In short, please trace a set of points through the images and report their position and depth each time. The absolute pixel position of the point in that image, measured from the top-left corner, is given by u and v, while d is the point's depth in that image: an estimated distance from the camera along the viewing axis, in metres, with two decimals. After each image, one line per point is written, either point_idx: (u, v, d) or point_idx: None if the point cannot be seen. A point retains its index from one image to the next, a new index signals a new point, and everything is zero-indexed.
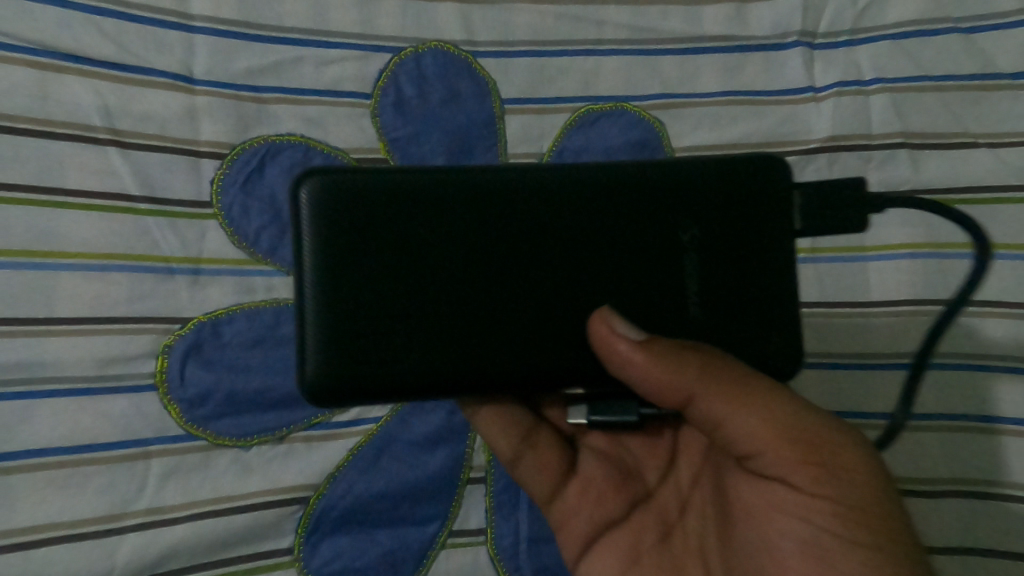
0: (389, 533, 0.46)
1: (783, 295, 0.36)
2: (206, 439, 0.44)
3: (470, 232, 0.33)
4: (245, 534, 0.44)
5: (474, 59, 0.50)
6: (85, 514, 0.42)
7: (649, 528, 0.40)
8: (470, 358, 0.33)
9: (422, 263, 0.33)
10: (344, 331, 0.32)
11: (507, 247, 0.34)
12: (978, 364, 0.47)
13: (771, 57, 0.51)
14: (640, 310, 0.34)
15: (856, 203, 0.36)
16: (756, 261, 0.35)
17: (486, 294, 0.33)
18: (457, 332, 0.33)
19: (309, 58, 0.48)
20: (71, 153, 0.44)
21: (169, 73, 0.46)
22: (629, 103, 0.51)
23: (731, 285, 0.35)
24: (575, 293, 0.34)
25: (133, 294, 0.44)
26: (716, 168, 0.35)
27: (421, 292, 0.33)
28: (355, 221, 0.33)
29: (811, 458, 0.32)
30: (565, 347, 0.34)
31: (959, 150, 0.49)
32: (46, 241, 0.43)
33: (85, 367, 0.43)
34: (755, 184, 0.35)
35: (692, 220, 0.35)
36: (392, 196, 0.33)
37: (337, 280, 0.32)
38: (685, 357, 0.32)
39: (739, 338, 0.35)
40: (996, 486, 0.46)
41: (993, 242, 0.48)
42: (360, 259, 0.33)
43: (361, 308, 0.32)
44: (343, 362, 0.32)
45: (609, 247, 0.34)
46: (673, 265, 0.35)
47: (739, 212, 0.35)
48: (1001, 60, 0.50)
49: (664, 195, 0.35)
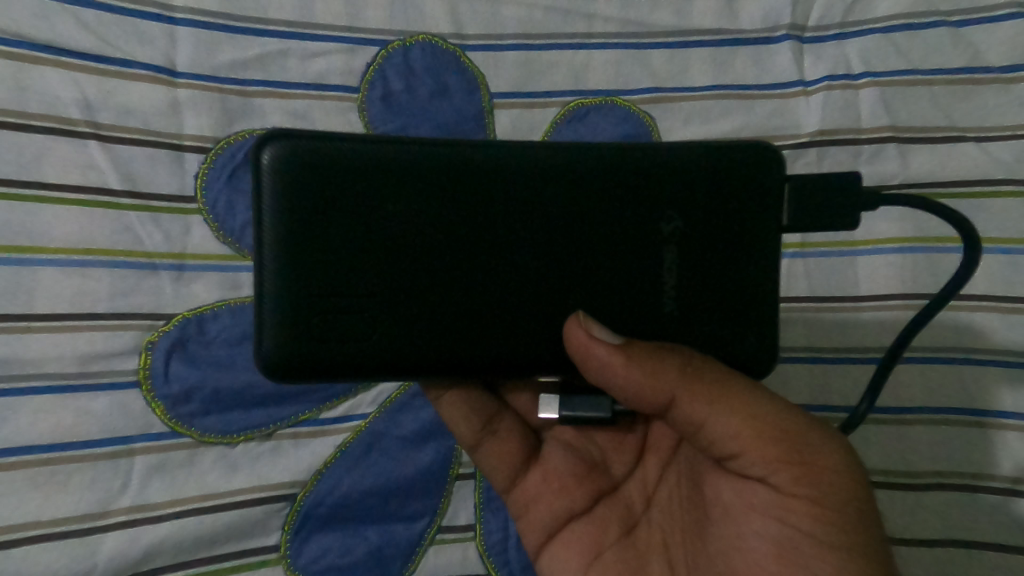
0: (377, 530, 0.46)
1: (765, 289, 0.34)
2: (191, 435, 0.44)
3: (431, 214, 0.32)
4: (231, 532, 0.43)
5: (463, 52, 0.50)
6: (68, 512, 0.41)
7: (612, 525, 0.40)
8: (430, 343, 0.32)
9: (381, 245, 0.32)
10: (300, 310, 0.32)
11: (479, 230, 0.32)
12: (967, 357, 0.47)
13: (762, 51, 0.51)
14: (606, 297, 0.33)
15: (846, 196, 0.34)
16: (736, 253, 0.34)
17: (445, 278, 0.32)
18: (423, 318, 0.32)
19: (294, 51, 0.48)
20: (51, 147, 0.43)
21: (151, 65, 0.45)
22: (618, 96, 0.50)
23: (716, 281, 0.34)
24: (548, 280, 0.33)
25: (115, 290, 0.43)
26: (696, 152, 0.34)
27: (378, 277, 0.32)
28: (321, 192, 0.31)
29: (788, 460, 0.32)
30: (528, 332, 0.33)
31: (948, 144, 0.49)
32: (26, 236, 0.42)
33: (66, 363, 0.42)
34: (742, 172, 0.34)
35: (666, 205, 0.33)
36: (351, 172, 0.32)
37: (292, 256, 0.31)
38: (663, 358, 0.32)
39: (722, 337, 0.34)
40: (986, 478, 0.46)
41: (981, 235, 0.48)
42: (326, 234, 0.31)
43: (323, 287, 0.32)
44: (299, 341, 0.32)
45: (586, 233, 0.33)
46: (650, 253, 0.33)
47: (729, 202, 0.34)
48: (991, 53, 0.49)
49: (637, 177, 0.33)
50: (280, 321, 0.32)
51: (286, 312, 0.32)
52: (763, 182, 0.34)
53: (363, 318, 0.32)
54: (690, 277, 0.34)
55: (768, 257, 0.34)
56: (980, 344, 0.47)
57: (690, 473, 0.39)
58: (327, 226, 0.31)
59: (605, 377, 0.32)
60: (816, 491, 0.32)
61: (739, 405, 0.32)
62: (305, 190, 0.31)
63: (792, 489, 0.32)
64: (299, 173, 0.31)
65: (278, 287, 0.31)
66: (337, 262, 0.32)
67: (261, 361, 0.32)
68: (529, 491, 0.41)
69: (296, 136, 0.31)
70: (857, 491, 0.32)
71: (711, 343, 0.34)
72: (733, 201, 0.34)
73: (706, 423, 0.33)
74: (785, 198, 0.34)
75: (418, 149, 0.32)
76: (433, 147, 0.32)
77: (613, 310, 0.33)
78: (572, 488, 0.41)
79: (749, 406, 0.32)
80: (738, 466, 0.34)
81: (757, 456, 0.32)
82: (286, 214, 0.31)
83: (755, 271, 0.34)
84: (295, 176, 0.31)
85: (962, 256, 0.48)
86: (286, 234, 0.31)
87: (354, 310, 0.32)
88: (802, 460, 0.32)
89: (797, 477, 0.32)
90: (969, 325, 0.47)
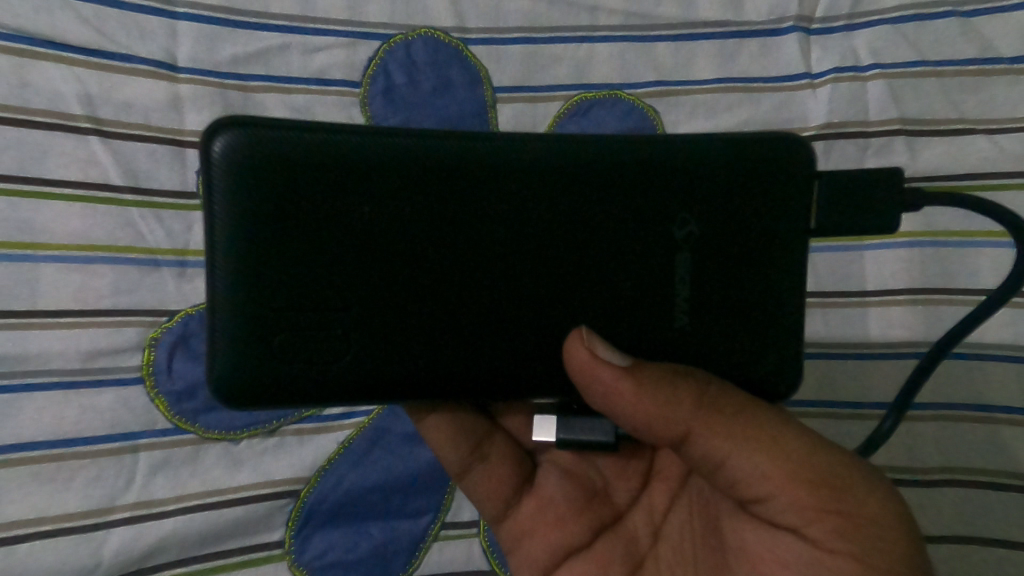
0: (381, 526, 0.46)
1: (752, 290, 0.33)
2: (195, 431, 0.44)
3: (402, 215, 0.31)
4: (235, 527, 0.43)
5: (465, 47, 0.49)
6: (73, 508, 0.41)
7: (617, 557, 0.39)
8: (398, 350, 0.32)
9: (347, 248, 0.31)
10: (264, 316, 0.31)
11: (455, 235, 0.32)
12: (975, 352, 0.47)
13: (768, 42, 0.50)
14: (583, 297, 0.33)
15: (869, 199, 0.34)
16: (721, 251, 0.33)
17: (415, 281, 0.31)
18: (397, 325, 0.32)
19: (295, 45, 0.47)
20: (53, 143, 0.43)
21: (152, 60, 0.45)
22: (622, 90, 0.50)
23: (721, 281, 0.33)
24: (536, 284, 0.32)
25: (118, 286, 0.43)
26: (676, 146, 0.33)
27: (345, 281, 0.31)
28: (282, 190, 0.30)
29: (817, 504, 0.31)
30: (502, 336, 0.32)
31: (958, 137, 0.48)
32: (29, 232, 0.42)
33: (69, 359, 0.42)
34: (725, 167, 0.33)
35: (643, 203, 0.33)
36: (316, 168, 0.30)
37: (254, 256, 0.30)
38: (679, 387, 0.31)
39: (725, 340, 0.34)
40: (997, 474, 0.46)
41: (990, 229, 0.47)
42: (292, 239, 0.30)
43: (284, 294, 0.31)
44: (263, 350, 0.31)
45: (571, 234, 0.32)
46: (628, 252, 0.33)
47: (735, 199, 0.33)
48: (1003, 44, 0.48)
49: (614, 174, 0.33)
50: (235, 331, 0.31)
51: (240, 324, 0.31)
52: (749, 177, 0.33)
53: (334, 332, 0.31)
54: (692, 279, 0.33)
55: (754, 257, 0.33)
56: (988, 339, 0.47)
57: (703, 504, 0.38)
58: (290, 228, 0.30)
59: (613, 403, 0.32)
60: (852, 545, 0.31)
61: (764, 443, 0.31)
62: (262, 186, 0.30)
63: (827, 542, 0.31)
64: (257, 165, 0.30)
65: (231, 296, 0.30)
66: (306, 268, 0.31)
67: (218, 375, 0.31)
68: (523, 522, 0.41)
69: (256, 127, 0.30)
70: (896, 543, 0.31)
71: (696, 346, 0.33)
72: (740, 198, 0.33)
73: (728, 461, 0.32)
74: (771, 192, 0.33)
75: (397, 145, 0.31)
76: (411, 142, 0.31)
77: (592, 311, 0.33)
78: (574, 514, 0.40)
79: (771, 442, 0.31)
80: (764, 509, 0.33)
81: (787, 502, 0.32)
82: (243, 213, 0.30)
83: (763, 272, 0.33)
84: (250, 166, 0.30)
85: (970, 249, 0.47)
86: (241, 235, 0.30)
87: (323, 324, 0.31)
88: (835, 508, 0.31)
89: (831, 528, 0.31)
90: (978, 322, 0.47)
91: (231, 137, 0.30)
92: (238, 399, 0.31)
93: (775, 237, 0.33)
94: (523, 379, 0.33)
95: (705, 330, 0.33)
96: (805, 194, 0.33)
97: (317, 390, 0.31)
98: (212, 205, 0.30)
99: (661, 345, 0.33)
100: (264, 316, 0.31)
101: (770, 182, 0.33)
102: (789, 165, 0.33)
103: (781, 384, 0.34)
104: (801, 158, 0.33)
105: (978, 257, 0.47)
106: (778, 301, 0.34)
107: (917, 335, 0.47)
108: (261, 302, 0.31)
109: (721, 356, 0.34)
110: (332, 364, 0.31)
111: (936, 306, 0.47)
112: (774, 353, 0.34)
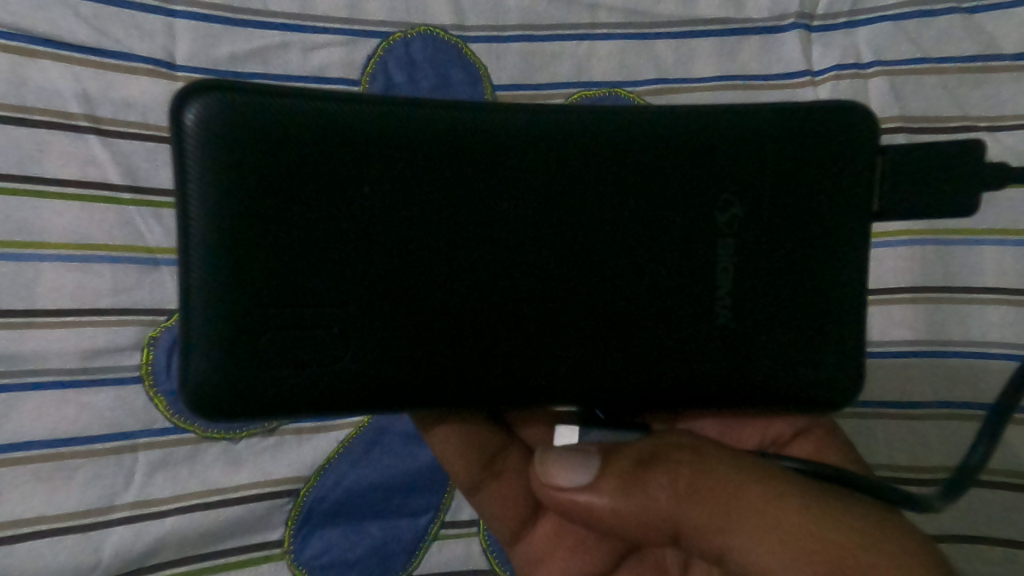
0: (380, 526, 0.46)
1: (791, 269, 0.31)
2: (194, 431, 0.43)
3: (403, 193, 0.29)
4: (234, 527, 0.43)
5: (465, 45, 0.49)
6: (73, 508, 0.41)
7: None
8: (399, 339, 0.29)
9: (342, 231, 0.28)
10: (253, 303, 0.28)
11: (464, 223, 0.29)
12: (978, 351, 0.46)
13: (769, 39, 0.50)
14: (602, 282, 0.30)
15: (950, 164, 0.31)
16: (754, 229, 0.30)
17: (415, 267, 0.29)
18: (398, 312, 0.29)
19: (294, 43, 0.47)
20: (51, 141, 0.43)
21: (150, 58, 0.45)
22: (621, 88, 0.50)
23: (760, 263, 0.31)
24: (560, 273, 0.30)
25: (117, 285, 0.43)
26: (702, 116, 0.31)
27: (342, 263, 0.28)
28: (274, 170, 0.28)
29: None
30: (515, 326, 0.30)
31: (960, 135, 0.48)
32: (26, 231, 0.42)
33: (67, 359, 0.42)
34: (754, 135, 0.31)
35: (664, 177, 0.30)
36: (308, 140, 0.28)
37: (241, 237, 0.28)
38: (647, 487, 0.31)
39: (776, 334, 0.31)
40: (1000, 475, 0.45)
41: (992, 227, 0.47)
42: (292, 229, 0.28)
43: (275, 278, 0.28)
44: (253, 340, 0.28)
45: (597, 222, 0.30)
46: (648, 232, 0.30)
47: (783, 176, 0.31)
48: (1006, 40, 0.48)
49: (632, 145, 0.30)
50: (220, 321, 0.28)
51: (227, 314, 0.28)
52: (786, 148, 0.31)
53: (327, 331, 0.29)
54: (736, 268, 0.31)
55: (791, 234, 0.31)
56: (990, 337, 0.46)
57: None
58: (282, 215, 0.28)
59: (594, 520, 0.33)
60: None
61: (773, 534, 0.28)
62: (246, 162, 0.28)
63: None
64: (238, 138, 0.28)
65: (217, 282, 0.28)
66: (298, 250, 0.28)
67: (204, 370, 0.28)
68: (538, 549, 0.41)
69: (246, 97, 0.28)
70: None
71: (730, 336, 0.31)
72: (790, 177, 0.31)
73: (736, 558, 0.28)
74: (811, 161, 0.31)
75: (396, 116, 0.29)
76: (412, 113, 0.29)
77: (611, 294, 0.30)
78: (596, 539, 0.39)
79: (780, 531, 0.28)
80: None
81: None
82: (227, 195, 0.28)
83: (816, 259, 0.31)
84: (233, 138, 0.27)
85: (973, 248, 0.47)
86: (227, 214, 0.28)
87: (321, 323, 0.28)
88: None
89: None
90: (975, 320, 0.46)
91: (203, 106, 0.27)
92: (224, 400, 0.29)
93: (827, 221, 0.31)
94: (535, 371, 0.30)
95: (754, 324, 0.31)
96: (864, 171, 0.31)
97: (314, 395, 0.29)
98: (188, 182, 0.28)
99: (695, 337, 0.31)
100: (249, 310, 0.28)
101: (810, 149, 0.31)
102: (848, 137, 0.31)
103: (834, 387, 0.32)
104: (862, 128, 0.31)
105: (980, 256, 0.47)
106: (832, 292, 0.31)
107: (919, 334, 0.47)
108: (247, 293, 0.28)
109: (771, 352, 0.31)
110: (332, 366, 0.29)
111: (938, 305, 0.47)
112: (832, 350, 0.32)
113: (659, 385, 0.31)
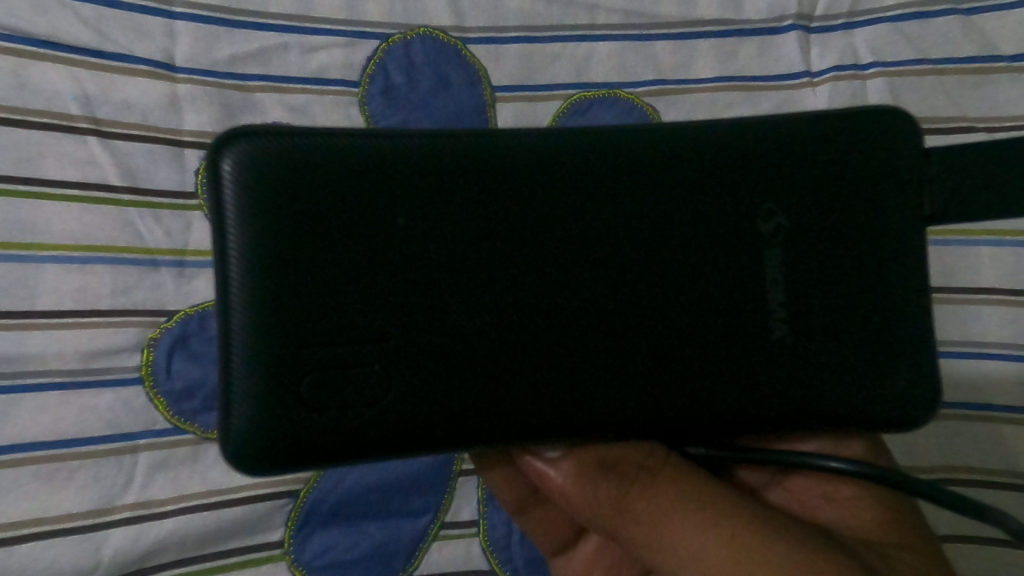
0: (380, 526, 0.46)
1: (853, 286, 0.30)
2: (194, 432, 0.44)
3: (454, 221, 0.27)
4: (235, 528, 0.43)
5: (465, 46, 0.49)
6: (73, 509, 0.41)
7: None
8: (460, 378, 0.27)
9: (392, 264, 0.26)
10: (293, 349, 0.25)
11: (523, 253, 0.27)
12: (978, 351, 0.46)
13: (768, 40, 0.50)
14: (669, 309, 0.28)
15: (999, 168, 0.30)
16: (815, 248, 0.29)
17: (469, 299, 0.27)
18: (452, 349, 0.27)
19: (294, 45, 0.47)
20: (51, 143, 0.43)
21: (150, 60, 0.45)
22: (620, 89, 0.50)
23: (825, 284, 0.29)
24: (615, 300, 0.28)
25: (117, 286, 0.43)
26: (751, 129, 0.30)
27: (392, 297, 0.26)
28: (315, 205, 0.26)
29: None
30: (578, 360, 0.28)
31: (959, 136, 0.48)
32: (27, 233, 0.42)
33: (67, 359, 0.42)
34: (805, 147, 0.30)
35: (719, 197, 0.29)
36: (352, 167, 0.26)
37: (279, 278, 0.25)
38: (598, 485, 0.29)
39: (838, 350, 0.30)
40: (994, 474, 0.46)
41: (990, 228, 0.47)
42: (336, 265, 0.26)
43: (318, 318, 0.26)
44: (298, 389, 0.26)
45: (658, 247, 0.28)
46: (711, 256, 0.29)
47: (835, 186, 0.30)
48: (1003, 42, 0.49)
49: (688, 163, 0.29)
50: (259, 373, 0.25)
51: (267, 363, 0.25)
52: (837, 157, 0.30)
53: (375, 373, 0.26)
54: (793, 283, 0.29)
55: (848, 251, 0.30)
56: (990, 337, 0.47)
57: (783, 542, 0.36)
58: (324, 251, 0.26)
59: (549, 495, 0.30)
60: None
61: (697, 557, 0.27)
62: (283, 199, 0.26)
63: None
64: (276, 174, 0.26)
65: (256, 329, 0.25)
66: (342, 288, 0.26)
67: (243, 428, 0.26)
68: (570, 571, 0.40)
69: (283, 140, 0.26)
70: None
71: (802, 361, 0.29)
72: (841, 181, 0.30)
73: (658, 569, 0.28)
74: (863, 171, 0.30)
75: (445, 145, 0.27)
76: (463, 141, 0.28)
77: (680, 323, 0.28)
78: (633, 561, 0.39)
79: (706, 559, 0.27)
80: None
81: None
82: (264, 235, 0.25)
83: (878, 271, 0.30)
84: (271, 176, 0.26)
85: (971, 248, 0.47)
86: (263, 257, 0.25)
87: (368, 364, 0.26)
88: None
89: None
90: (972, 319, 0.47)
91: (238, 150, 0.25)
92: (269, 459, 0.26)
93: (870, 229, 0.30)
94: (606, 411, 0.28)
95: (817, 343, 0.29)
96: (910, 174, 0.30)
97: (377, 446, 0.26)
98: (222, 229, 0.25)
99: (765, 364, 0.29)
100: (290, 360, 0.25)
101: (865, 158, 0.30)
102: (895, 144, 0.30)
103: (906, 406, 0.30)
104: (906, 138, 0.30)
105: (979, 256, 0.47)
106: (890, 302, 0.30)
107: None
108: (289, 340, 0.25)
109: (834, 372, 0.29)
110: (381, 415, 0.26)
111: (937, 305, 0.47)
112: (900, 358, 0.30)
113: (734, 418, 0.29)
